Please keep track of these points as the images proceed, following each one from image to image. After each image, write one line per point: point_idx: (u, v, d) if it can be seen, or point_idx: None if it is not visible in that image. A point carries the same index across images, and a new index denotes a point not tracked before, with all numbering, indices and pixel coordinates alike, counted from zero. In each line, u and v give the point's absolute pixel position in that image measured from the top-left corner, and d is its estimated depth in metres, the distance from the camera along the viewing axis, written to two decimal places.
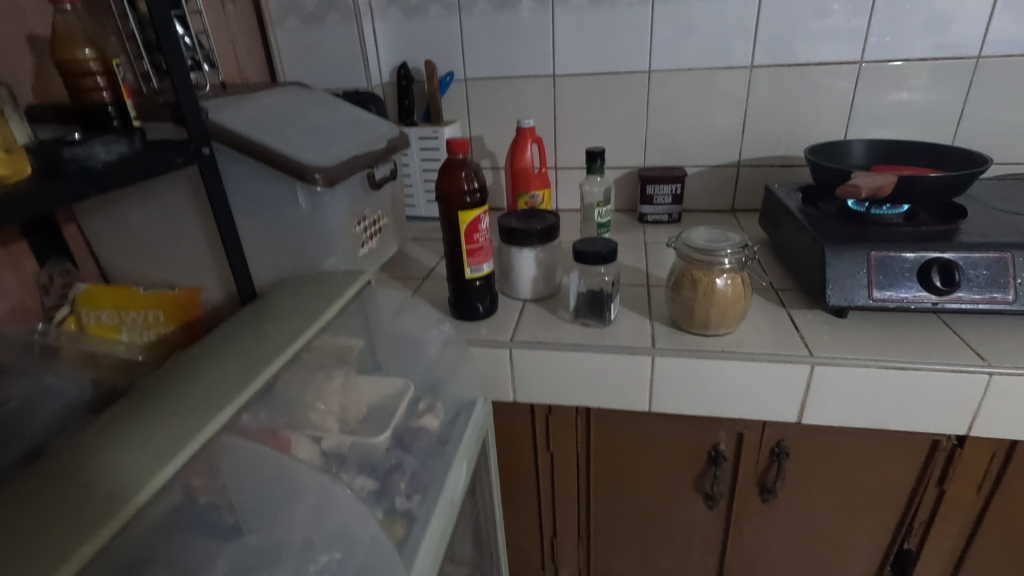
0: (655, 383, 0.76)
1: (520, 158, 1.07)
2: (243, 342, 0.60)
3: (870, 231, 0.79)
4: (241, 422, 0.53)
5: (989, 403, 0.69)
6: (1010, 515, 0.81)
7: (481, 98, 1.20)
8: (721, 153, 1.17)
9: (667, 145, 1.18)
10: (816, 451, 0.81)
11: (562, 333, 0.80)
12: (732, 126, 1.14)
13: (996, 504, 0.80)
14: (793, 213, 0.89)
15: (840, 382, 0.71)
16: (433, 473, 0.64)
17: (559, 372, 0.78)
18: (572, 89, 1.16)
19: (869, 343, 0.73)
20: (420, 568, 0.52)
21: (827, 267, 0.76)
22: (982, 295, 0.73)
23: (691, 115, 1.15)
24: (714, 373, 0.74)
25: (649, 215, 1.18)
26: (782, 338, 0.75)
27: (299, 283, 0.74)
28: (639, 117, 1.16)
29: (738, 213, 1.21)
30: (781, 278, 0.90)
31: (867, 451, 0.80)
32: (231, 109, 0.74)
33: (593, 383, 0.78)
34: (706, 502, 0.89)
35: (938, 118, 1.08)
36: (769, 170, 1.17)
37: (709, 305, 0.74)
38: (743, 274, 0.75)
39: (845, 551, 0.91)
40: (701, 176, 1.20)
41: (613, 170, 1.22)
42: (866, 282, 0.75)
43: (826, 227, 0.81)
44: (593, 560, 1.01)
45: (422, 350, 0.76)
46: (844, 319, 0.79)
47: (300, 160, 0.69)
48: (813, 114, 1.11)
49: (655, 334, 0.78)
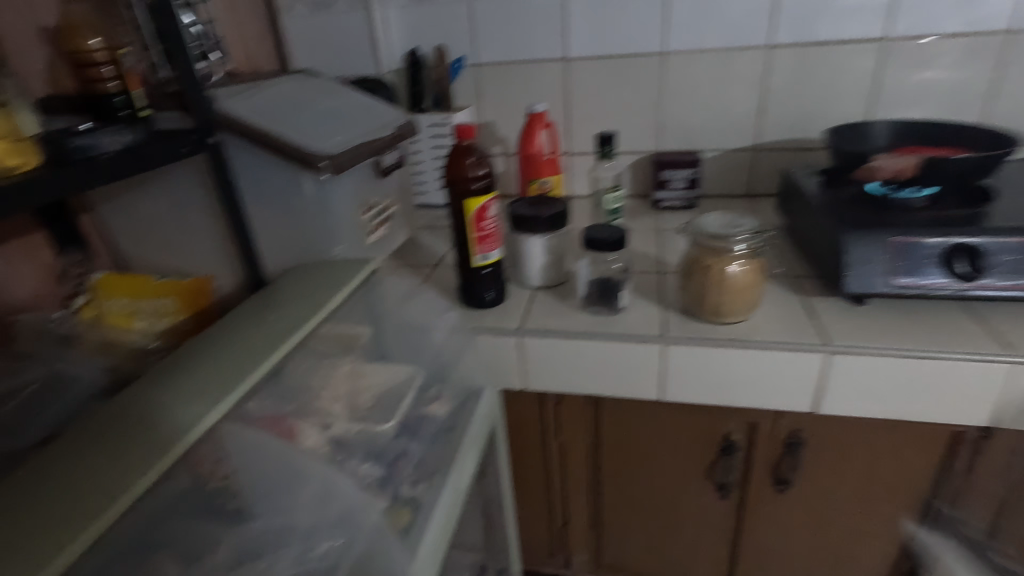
0: (665, 372, 0.75)
1: (531, 144, 1.06)
2: (250, 330, 0.61)
3: (891, 215, 0.76)
4: (246, 409, 0.53)
5: (1015, 394, 0.67)
6: None
7: (492, 84, 1.18)
8: (738, 136, 1.14)
9: (682, 128, 1.15)
10: (831, 441, 0.79)
11: (571, 321, 0.79)
12: (749, 108, 1.11)
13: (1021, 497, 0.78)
14: (811, 197, 0.86)
15: (858, 371, 0.69)
16: (439, 461, 0.64)
17: (567, 360, 0.77)
18: (584, 72, 1.14)
19: (889, 332, 0.71)
20: (423, 554, 0.52)
21: (845, 253, 0.73)
22: (1008, 282, 0.70)
23: (707, 97, 1.11)
24: (726, 362, 0.72)
25: (663, 201, 1.16)
26: (796, 327, 0.73)
27: (306, 271, 0.74)
28: (653, 100, 1.14)
29: (756, 198, 1.18)
30: (797, 264, 0.88)
31: (885, 442, 0.78)
32: (239, 98, 0.74)
33: (602, 371, 0.77)
34: (718, 491, 0.88)
35: (968, 97, 1.03)
36: (789, 153, 1.13)
37: (721, 292, 0.72)
38: (757, 261, 0.74)
39: (862, 543, 0.89)
40: (717, 160, 1.17)
41: (627, 155, 1.20)
42: (886, 268, 0.72)
43: (845, 211, 0.79)
44: (604, 547, 1.01)
45: (429, 338, 0.76)
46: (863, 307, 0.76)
47: (307, 149, 0.69)
48: (834, 95, 1.07)
49: (666, 322, 0.77)
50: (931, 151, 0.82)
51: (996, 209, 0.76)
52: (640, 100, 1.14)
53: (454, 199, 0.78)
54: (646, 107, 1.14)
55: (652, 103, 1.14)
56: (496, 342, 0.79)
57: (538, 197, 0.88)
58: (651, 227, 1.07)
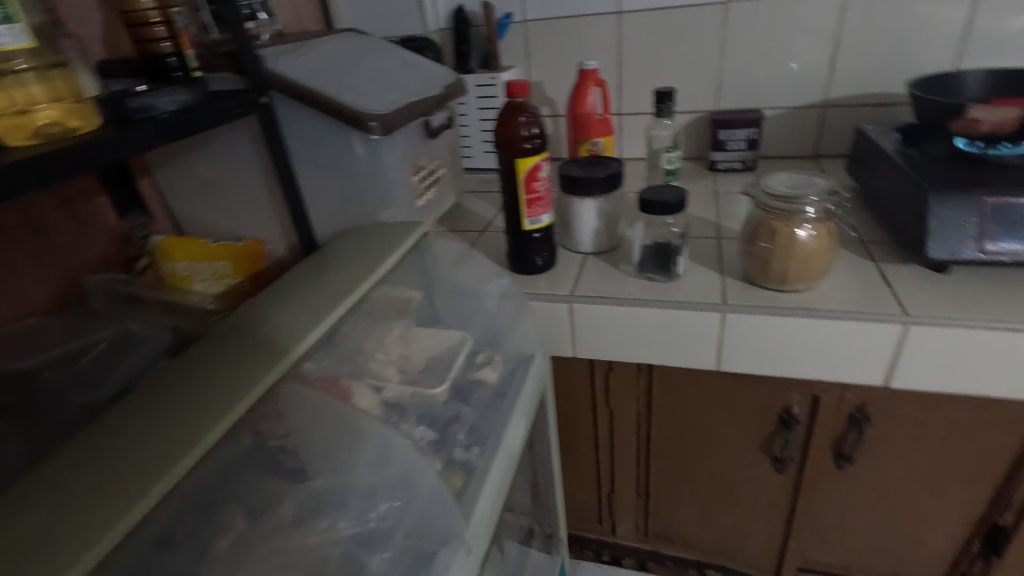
0: (725, 341, 0.72)
1: (582, 104, 1.01)
2: (305, 292, 0.61)
3: (984, 175, 0.69)
4: (304, 370, 0.53)
5: None
6: None
7: (541, 41, 1.13)
8: (805, 92, 1.06)
9: (743, 85, 1.08)
10: (902, 417, 0.75)
11: (625, 288, 0.76)
12: (819, 61, 1.03)
13: None
14: (889, 156, 0.80)
15: (939, 344, 0.64)
16: (491, 426, 0.63)
17: (620, 328, 0.75)
18: (638, 25, 1.07)
19: (976, 302, 0.65)
20: (478, 518, 0.52)
21: (929, 215, 0.67)
22: None
23: (772, 49, 1.04)
24: (791, 332, 0.69)
25: (721, 163, 1.09)
26: (870, 296, 0.68)
27: (357, 234, 0.74)
28: (713, 54, 1.06)
29: (822, 159, 1.10)
30: (870, 229, 0.82)
31: (964, 420, 0.73)
32: (289, 58, 0.73)
33: (657, 340, 0.75)
34: (774, 465, 0.85)
35: None
36: (862, 110, 1.05)
37: (788, 258, 0.68)
38: (828, 224, 0.69)
39: (928, 523, 0.85)
40: (781, 118, 1.10)
41: (682, 115, 1.14)
42: (976, 232, 0.66)
43: (929, 170, 0.72)
44: (651, 517, 1.01)
45: (480, 303, 0.75)
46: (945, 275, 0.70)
47: (357, 109, 0.68)
48: (917, 44, 0.98)
49: (726, 290, 0.73)
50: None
51: None
52: (699, 55, 1.07)
53: (505, 160, 0.75)
54: (706, 63, 1.07)
55: (711, 57, 1.07)
56: (547, 308, 0.77)
57: (591, 159, 0.85)
58: (708, 190, 1.01)
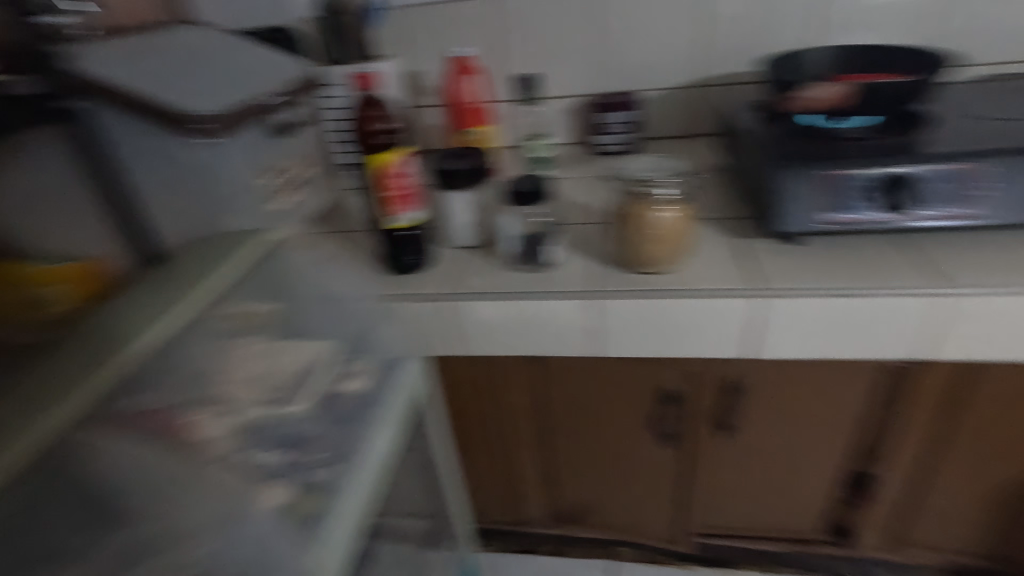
0: (601, 327, 0.72)
1: (456, 94, 0.99)
2: (123, 320, 0.54)
3: (828, 147, 0.72)
4: (117, 408, 0.48)
5: (948, 324, 0.66)
6: (972, 436, 0.79)
7: (415, 26, 1.08)
8: (681, 72, 1.06)
9: (622, 66, 1.07)
10: (772, 383, 0.78)
11: (500, 280, 0.75)
12: (691, 41, 1.03)
13: (959, 426, 0.78)
14: (749, 134, 0.81)
15: (793, 313, 0.67)
16: (353, 442, 0.60)
17: (499, 322, 0.74)
18: (511, 9, 1.04)
19: (824, 270, 0.69)
20: (330, 549, 0.49)
21: (775, 188, 0.70)
22: (942, 211, 0.67)
23: (645, 30, 1.03)
24: (660, 313, 0.70)
25: (605, 147, 1.09)
26: (732, 270, 0.71)
27: (201, 246, 0.67)
28: (588, 37, 1.05)
29: (702, 138, 1.12)
30: (738, 205, 0.84)
31: (824, 381, 0.77)
32: (100, 50, 0.64)
33: (534, 331, 0.74)
34: (664, 440, 0.87)
35: (920, 16, 0.96)
36: (736, 89, 1.06)
37: (649, 241, 0.69)
38: (688, 206, 0.70)
39: (807, 478, 0.90)
40: (661, 100, 1.09)
41: (566, 100, 1.12)
42: (817, 203, 0.69)
43: (782, 146, 0.74)
44: (559, 501, 1.02)
45: (347, 311, 0.71)
46: (797, 245, 0.74)
47: (182, 109, 0.60)
48: (780, 21, 1.00)
49: (598, 276, 0.73)
50: (874, 75, 0.76)
51: (934, 135, 0.73)
52: (575, 37, 1.06)
53: (361, 157, 0.71)
54: (582, 46, 1.06)
55: (587, 40, 1.06)
56: (423, 308, 0.75)
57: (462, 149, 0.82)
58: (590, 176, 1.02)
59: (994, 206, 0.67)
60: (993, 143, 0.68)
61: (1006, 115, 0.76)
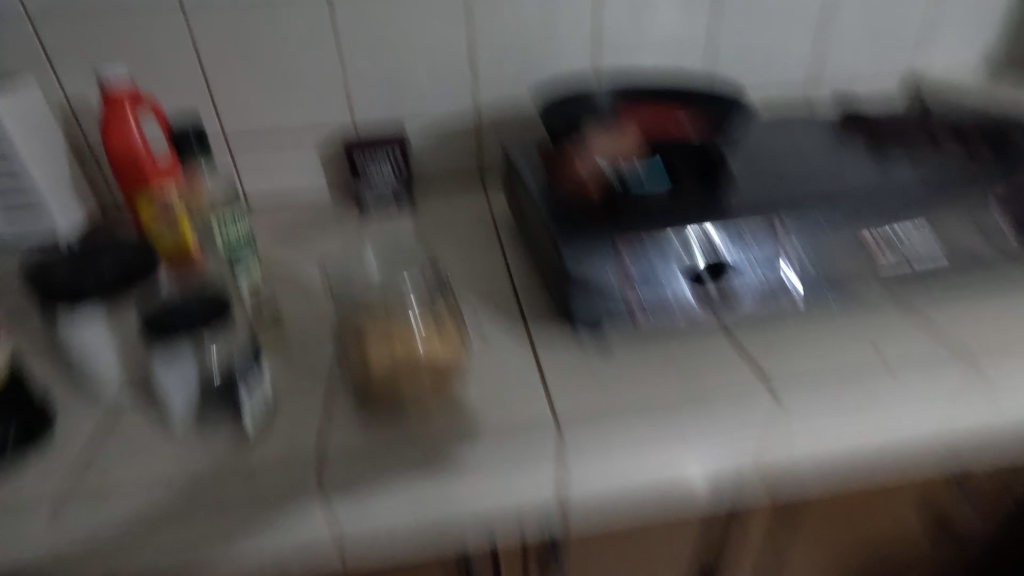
0: (351, 512, 0.48)
1: (120, 138, 0.68)
2: None
3: (618, 214, 0.59)
4: None
5: (789, 433, 0.53)
6: (830, 554, 0.66)
7: (64, 37, 0.76)
8: (452, 104, 0.88)
9: (374, 93, 0.85)
10: (599, 543, 0.58)
11: (202, 454, 0.51)
12: (453, 63, 0.85)
13: (813, 547, 0.65)
14: (530, 191, 0.67)
15: (603, 450, 0.51)
16: None
17: (183, 523, 0.47)
18: (216, 18, 0.78)
19: (633, 383, 0.56)
20: None
21: (570, 274, 0.56)
22: (758, 286, 0.59)
23: (399, 53, 0.83)
24: (437, 476, 0.49)
25: (371, 197, 0.87)
26: (526, 395, 0.55)
27: None
28: (329, 58, 0.82)
29: (487, 177, 0.94)
30: (529, 282, 0.68)
31: (658, 532, 0.58)
32: None
33: (242, 533, 0.47)
34: None
35: (693, 42, 0.89)
36: (516, 124, 0.91)
37: (412, 371, 0.53)
38: (446, 308, 0.58)
39: None
40: (430, 133, 0.90)
41: (315, 139, 0.88)
42: (619, 287, 0.57)
43: (566, 212, 0.60)
44: None
45: None
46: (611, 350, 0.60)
47: None
48: (555, 45, 0.86)
49: (345, 431, 0.52)
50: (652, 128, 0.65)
51: (729, 184, 0.64)
52: (312, 58, 0.82)
53: None
54: (323, 70, 0.83)
55: (327, 63, 0.82)
56: (41, 522, 0.46)
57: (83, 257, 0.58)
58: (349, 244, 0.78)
59: (801, 268, 0.59)
60: (783, 196, 0.61)
61: (791, 156, 0.70)
